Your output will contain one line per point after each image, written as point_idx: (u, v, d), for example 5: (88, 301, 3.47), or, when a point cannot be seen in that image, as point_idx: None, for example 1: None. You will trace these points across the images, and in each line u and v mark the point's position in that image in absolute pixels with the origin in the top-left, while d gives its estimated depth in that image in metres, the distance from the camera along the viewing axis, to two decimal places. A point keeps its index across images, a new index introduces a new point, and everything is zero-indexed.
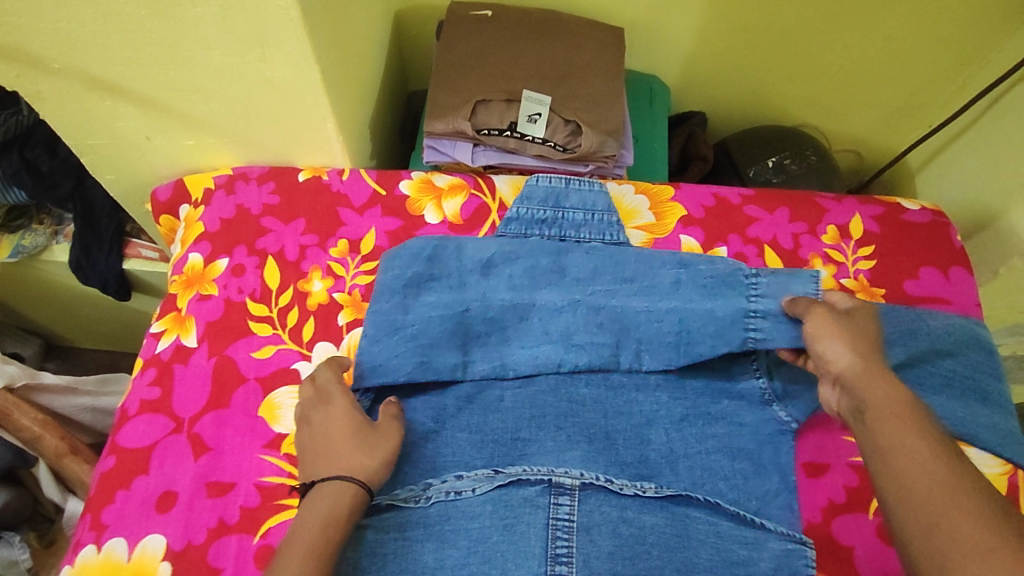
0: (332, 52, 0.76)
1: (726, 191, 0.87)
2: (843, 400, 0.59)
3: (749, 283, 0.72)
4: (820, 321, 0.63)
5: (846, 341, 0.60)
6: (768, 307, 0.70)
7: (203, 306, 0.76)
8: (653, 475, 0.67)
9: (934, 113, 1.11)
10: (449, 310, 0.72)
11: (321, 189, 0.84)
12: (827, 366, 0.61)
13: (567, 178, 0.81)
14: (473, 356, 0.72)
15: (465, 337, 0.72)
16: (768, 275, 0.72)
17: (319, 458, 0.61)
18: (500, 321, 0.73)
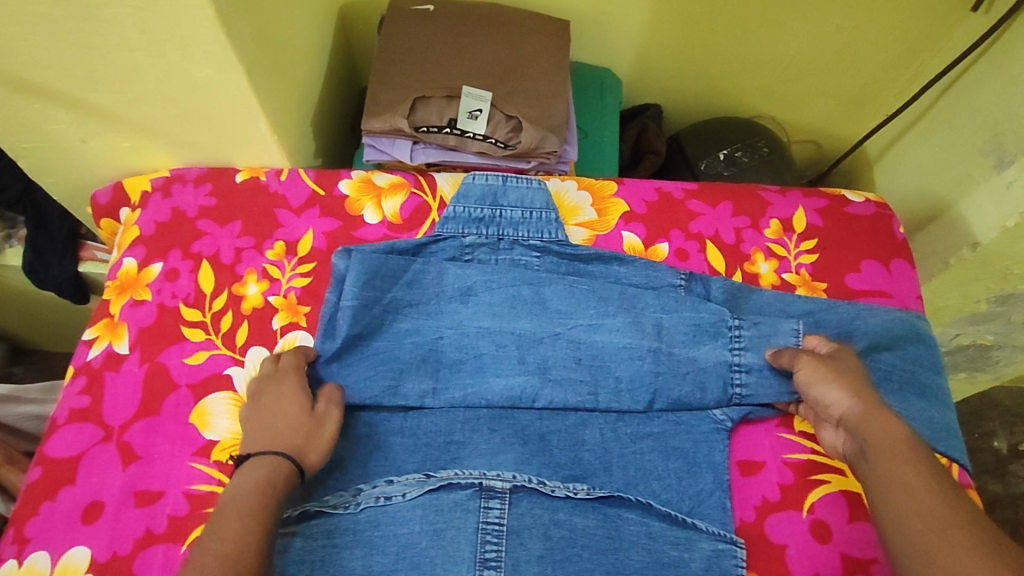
0: (260, 50, 0.74)
1: (669, 185, 0.86)
2: (847, 442, 0.63)
3: (731, 335, 0.73)
4: (808, 366, 0.66)
5: (837, 383, 0.64)
6: (750, 362, 0.71)
7: (135, 311, 0.75)
8: (586, 477, 0.66)
9: (889, 101, 1.11)
10: (423, 339, 0.72)
11: (258, 190, 0.83)
12: (828, 411, 0.64)
13: (505, 176, 0.81)
14: (447, 386, 0.70)
15: (436, 365, 0.71)
16: (749, 327, 0.73)
17: (260, 435, 0.62)
18: (475, 349, 0.72)
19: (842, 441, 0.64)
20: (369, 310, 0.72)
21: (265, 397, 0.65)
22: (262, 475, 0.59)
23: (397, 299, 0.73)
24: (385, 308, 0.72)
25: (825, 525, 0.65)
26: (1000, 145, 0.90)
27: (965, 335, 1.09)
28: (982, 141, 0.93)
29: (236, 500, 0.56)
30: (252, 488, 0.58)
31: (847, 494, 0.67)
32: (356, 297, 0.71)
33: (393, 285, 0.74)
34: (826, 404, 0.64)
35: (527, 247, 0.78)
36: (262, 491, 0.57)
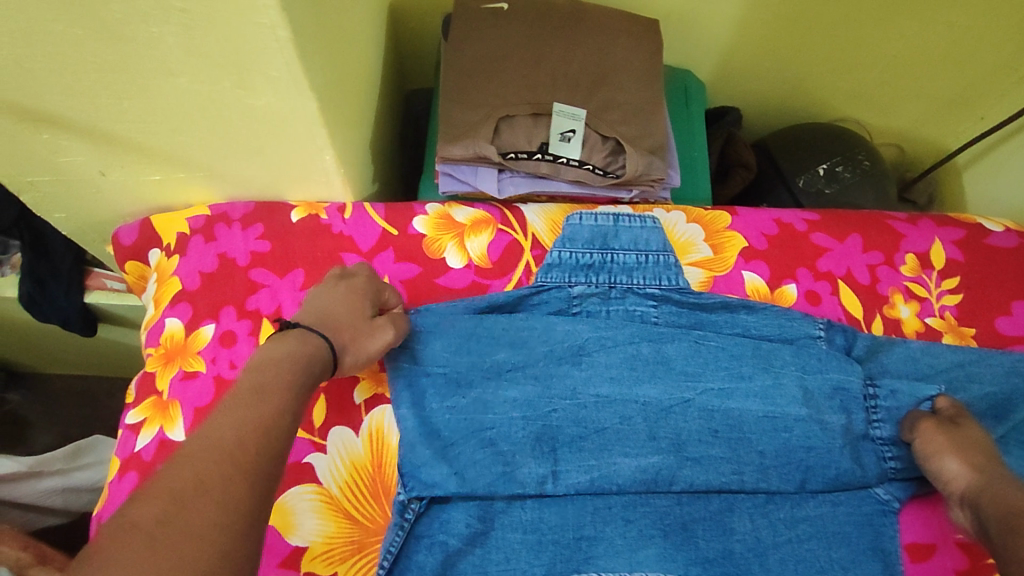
0: (328, 70, 0.61)
1: (788, 215, 0.76)
2: (973, 523, 0.55)
3: (868, 403, 0.65)
4: (923, 434, 0.60)
5: (954, 452, 0.58)
6: (890, 435, 0.64)
7: (187, 387, 0.63)
8: (739, 573, 0.58)
9: (990, 104, 1.01)
10: (534, 413, 0.60)
11: (320, 231, 0.71)
12: (948, 487, 0.58)
13: (615, 214, 0.69)
14: (566, 469, 0.60)
15: (552, 444, 0.60)
16: (886, 395, 0.65)
17: (317, 317, 0.55)
18: (597, 423, 0.61)
19: (967, 522, 0.56)
20: (467, 377, 0.61)
21: (339, 284, 0.59)
22: (304, 347, 0.51)
23: (503, 362, 0.62)
24: (485, 372, 0.62)
25: None
26: None
27: None
28: None
29: (274, 358, 0.49)
30: (301, 356, 0.50)
31: None
32: (449, 362, 0.62)
33: (492, 346, 0.63)
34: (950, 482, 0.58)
35: (642, 296, 0.67)
36: (299, 360, 0.50)
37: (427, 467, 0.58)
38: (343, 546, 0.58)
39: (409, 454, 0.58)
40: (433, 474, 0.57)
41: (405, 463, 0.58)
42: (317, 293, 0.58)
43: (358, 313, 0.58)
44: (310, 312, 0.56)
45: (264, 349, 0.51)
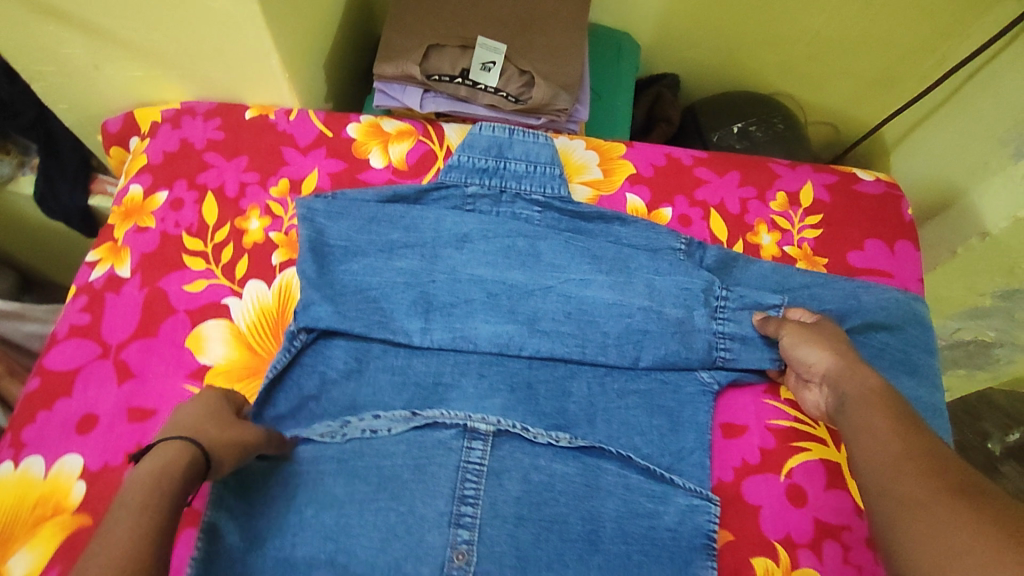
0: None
1: (679, 151, 0.85)
2: (828, 400, 0.66)
3: (715, 304, 0.74)
4: (790, 330, 0.69)
5: (819, 344, 0.67)
6: (733, 331, 0.73)
7: (138, 237, 0.76)
8: (569, 426, 0.69)
9: (910, 85, 1.11)
10: (415, 279, 0.72)
11: (267, 128, 0.83)
12: (811, 370, 0.67)
13: (512, 129, 0.80)
14: (434, 327, 0.71)
15: (428, 306, 0.72)
16: (731, 299, 0.74)
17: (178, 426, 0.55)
18: (465, 295, 0.73)
19: (824, 398, 0.67)
20: (364, 249, 0.73)
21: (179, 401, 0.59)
22: (159, 459, 0.51)
23: (397, 241, 0.74)
24: (381, 248, 0.73)
25: (800, 490, 0.68)
26: (1020, 135, 0.89)
27: (966, 330, 1.09)
28: (1002, 130, 0.92)
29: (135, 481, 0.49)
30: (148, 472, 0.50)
31: (826, 463, 0.69)
32: (351, 238, 0.74)
33: (390, 227, 0.75)
34: (812, 368, 0.67)
35: (529, 201, 0.78)
36: (156, 475, 0.50)
37: (317, 308, 0.69)
38: (242, 367, 0.70)
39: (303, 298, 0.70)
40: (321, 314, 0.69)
41: (301, 304, 0.70)
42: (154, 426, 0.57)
43: (204, 415, 0.57)
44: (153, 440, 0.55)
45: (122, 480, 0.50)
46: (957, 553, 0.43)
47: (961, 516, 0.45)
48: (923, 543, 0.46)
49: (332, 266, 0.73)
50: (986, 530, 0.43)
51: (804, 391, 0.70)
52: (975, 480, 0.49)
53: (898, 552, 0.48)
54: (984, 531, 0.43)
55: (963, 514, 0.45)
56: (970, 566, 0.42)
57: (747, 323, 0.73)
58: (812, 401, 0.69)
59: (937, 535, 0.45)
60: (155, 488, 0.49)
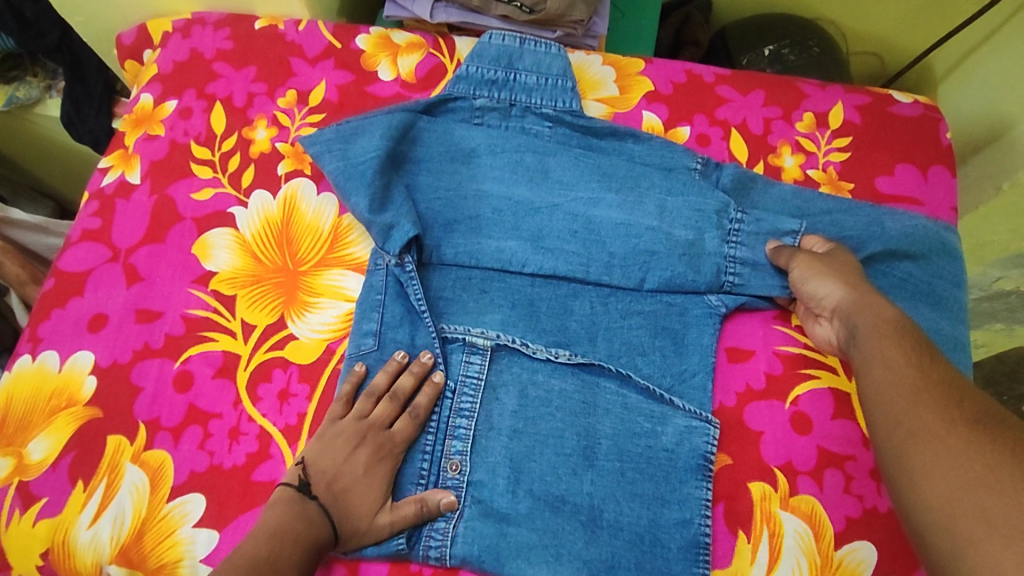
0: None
1: (701, 68, 0.81)
2: (838, 332, 0.60)
3: (731, 227, 0.69)
4: (801, 262, 0.64)
5: (830, 276, 0.61)
6: (746, 255, 0.68)
7: (149, 145, 0.76)
8: (570, 344, 0.66)
9: (965, 8, 1.02)
10: (423, 197, 0.71)
11: (276, 38, 0.82)
12: (822, 304, 0.62)
13: (523, 38, 0.76)
14: (444, 244, 0.69)
15: (434, 223, 0.70)
16: (750, 222, 0.69)
17: (336, 478, 0.58)
18: (472, 211, 0.70)
19: (834, 332, 0.62)
20: (386, 162, 0.70)
21: (357, 450, 0.59)
22: (307, 530, 0.55)
23: (405, 154, 0.71)
24: (397, 162, 0.71)
25: (806, 418, 0.63)
26: None
27: (1010, 280, 0.94)
28: None
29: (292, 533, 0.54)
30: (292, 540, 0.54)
31: (836, 393, 0.64)
32: (379, 145, 0.69)
33: (400, 138, 0.71)
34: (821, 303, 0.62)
35: (539, 116, 0.75)
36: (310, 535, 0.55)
37: (394, 231, 0.66)
38: (245, 275, 0.69)
39: (389, 220, 0.66)
40: (412, 230, 0.66)
41: (383, 233, 0.66)
42: (330, 445, 0.59)
43: (365, 488, 0.58)
44: (324, 468, 0.58)
45: (266, 515, 0.56)
46: (974, 489, 0.40)
47: (982, 449, 0.41)
48: (939, 476, 0.42)
49: (378, 180, 0.68)
50: (1009, 466, 0.40)
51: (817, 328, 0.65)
52: (995, 410, 0.45)
53: (909, 487, 0.44)
54: (1009, 467, 0.40)
55: (985, 448, 0.41)
56: (991, 503, 0.39)
57: (761, 249, 0.69)
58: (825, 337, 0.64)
59: (954, 469, 0.42)
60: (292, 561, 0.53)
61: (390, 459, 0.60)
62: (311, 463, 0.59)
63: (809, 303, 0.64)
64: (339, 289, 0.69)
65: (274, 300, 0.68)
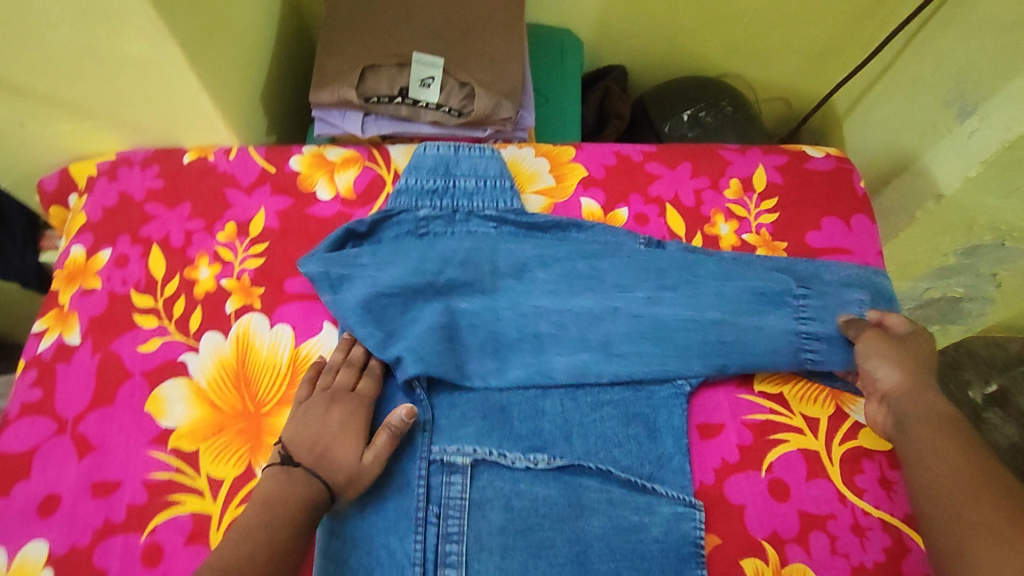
0: (189, 9, 0.69)
1: (628, 148, 0.85)
2: (886, 418, 0.64)
3: (798, 303, 0.70)
4: (869, 338, 0.66)
5: (891, 359, 0.65)
6: (817, 330, 0.69)
7: (85, 300, 0.73)
8: (547, 446, 0.66)
9: (855, 52, 1.11)
10: (439, 320, 0.69)
11: (207, 170, 0.81)
12: (875, 385, 0.65)
13: (457, 145, 0.79)
14: (510, 365, 0.70)
15: (455, 343, 0.70)
16: (815, 296, 0.70)
17: (315, 438, 0.63)
18: (533, 329, 0.71)
19: (880, 416, 0.65)
20: (419, 294, 0.71)
21: (331, 410, 0.64)
22: (297, 488, 0.59)
23: (452, 278, 0.72)
24: (437, 290, 0.71)
25: (783, 484, 0.65)
26: (962, 94, 0.88)
27: (936, 289, 1.15)
28: (945, 91, 0.92)
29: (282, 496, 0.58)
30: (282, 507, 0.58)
31: (806, 453, 0.67)
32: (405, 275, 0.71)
33: (443, 264, 0.72)
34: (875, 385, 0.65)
35: (483, 218, 0.76)
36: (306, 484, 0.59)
37: (405, 359, 0.67)
38: (206, 426, 0.67)
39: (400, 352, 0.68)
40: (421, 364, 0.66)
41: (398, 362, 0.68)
42: (304, 418, 0.64)
43: (345, 439, 0.63)
44: (302, 440, 0.62)
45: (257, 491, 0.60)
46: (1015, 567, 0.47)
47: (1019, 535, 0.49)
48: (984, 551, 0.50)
49: (389, 321, 0.70)
50: None
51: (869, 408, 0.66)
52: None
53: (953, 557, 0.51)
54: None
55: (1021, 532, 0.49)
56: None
57: (831, 320, 0.69)
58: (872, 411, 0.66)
59: (997, 548, 0.49)
60: (286, 519, 0.57)
61: (360, 410, 0.65)
62: (289, 441, 0.63)
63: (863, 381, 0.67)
64: None
65: (240, 447, 0.66)
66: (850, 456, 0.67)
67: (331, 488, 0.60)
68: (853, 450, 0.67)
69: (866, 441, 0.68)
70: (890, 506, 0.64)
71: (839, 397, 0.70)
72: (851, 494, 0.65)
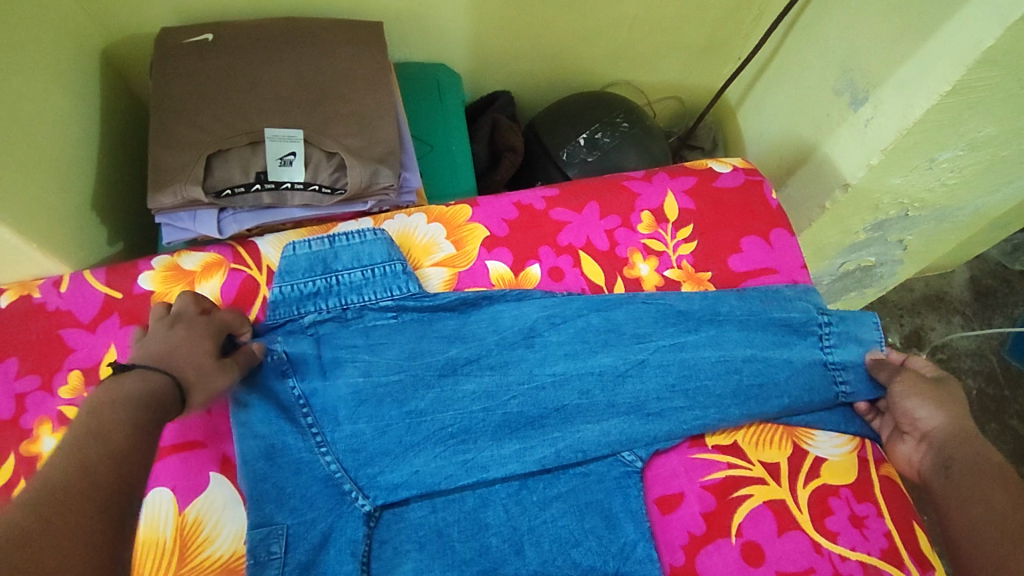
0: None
1: (527, 196, 0.77)
2: (924, 458, 0.62)
3: (822, 333, 0.68)
4: (907, 379, 0.64)
5: (935, 401, 0.63)
6: (845, 359, 0.67)
7: None
8: (497, 567, 0.57)
9: (738, 44, 1.09)
10: (460, 410, 0.64)
11: (33, 311, 0.67)
12: (914, 423, 0.63)
13: (330, 237, 0.69)
14: (531, 445, 0.63)
15: (467, 433, 0.63)
16: (839, 322, 0.69)
17: (163, 349, 0.53)
18: (557, 402, 0.65)
19: (919, 454, 0.63)
20: (421, 380, 0.64)
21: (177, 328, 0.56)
22: (143, 385, 0.49)
23: (455, 357, 0.65)
24: (442, 370, 0.65)
25: (756, 547, 0.59)
26: (852, 82, 0.86)
27: (850, 262, 1.15)
28: (833, 79, 0.90)
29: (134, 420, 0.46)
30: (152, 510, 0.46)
31: (772, 505, 0.61)
32: (404, 369, 0.64)
33: (446, 344, 0.66)
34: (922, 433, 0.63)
35: (379, 310, 0.66)
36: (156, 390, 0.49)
37: (385, 473, 0.61)
38: None
39: (387, 458, 0.61)
40: (406, 487, 0.61)
41: (371, 475, 0.60)
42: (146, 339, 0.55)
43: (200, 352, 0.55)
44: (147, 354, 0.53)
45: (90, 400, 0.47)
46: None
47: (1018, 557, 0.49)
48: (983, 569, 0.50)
49: (386, 410, 0.63)
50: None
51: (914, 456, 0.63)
52: None
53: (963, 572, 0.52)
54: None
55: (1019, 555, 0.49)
56: None
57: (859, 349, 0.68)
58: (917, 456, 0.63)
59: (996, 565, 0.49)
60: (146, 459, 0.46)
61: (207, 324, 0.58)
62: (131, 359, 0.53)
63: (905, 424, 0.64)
64: None
65: None
66: (817, 497, 0.62)
67: (182, 383, 0.52)
68: (818, 489, 0.63)
69: (829, 477, 0.63)
70: (866, 545, 0.60)
71: (795, 433, 0.66)
72: (826, 540, 0.60)
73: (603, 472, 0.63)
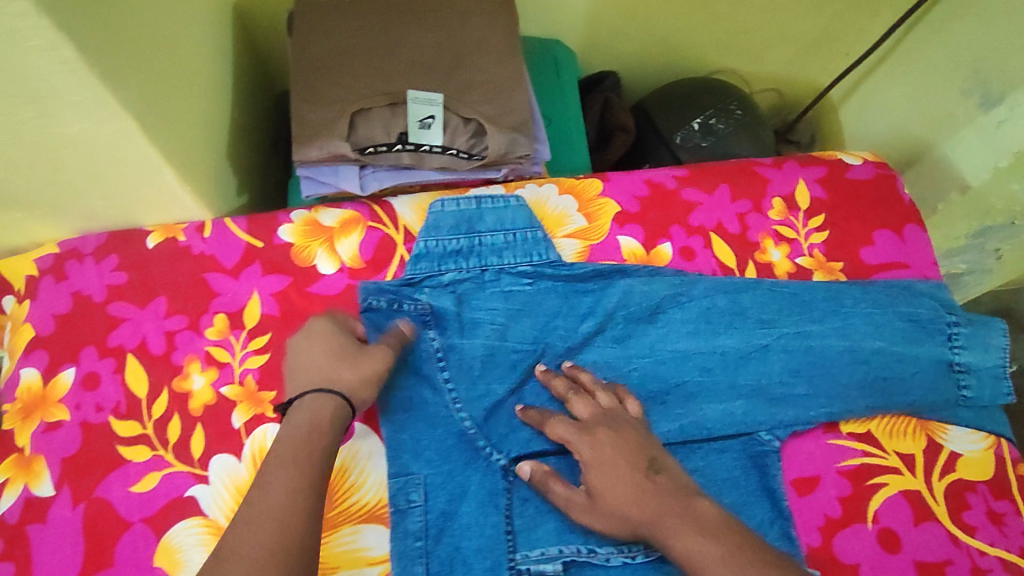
0: (139, 72, 0.55)
1: (658, 174, 0.77)
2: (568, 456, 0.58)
3: (950, 332, 0.67)
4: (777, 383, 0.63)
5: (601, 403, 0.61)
6: (971, 360, 0.66)
7: (52, 439, 0.59)
8: None
9: (851, 40, 1.08)
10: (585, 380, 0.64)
11: (180, 253, 0.68)
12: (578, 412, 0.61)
13: (477, 198, 0.70)
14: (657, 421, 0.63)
15: None
16: (968, 323, 0.67)
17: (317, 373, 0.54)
18: (678, 377, 0.65)
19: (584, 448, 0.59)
20: (551, 347, 0.65)
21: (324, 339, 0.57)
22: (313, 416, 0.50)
23: (587, 327, 0.66)
24: (571, 341, 0.65)
25: (893, 535, 0.60)
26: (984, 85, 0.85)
27: None
28: (961, 81, 0.89)
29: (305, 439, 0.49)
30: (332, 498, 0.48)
31: (909, 495, 0.62)
32: (537, 336, 0.65)
33: (576, 315, 0.66)
34: (659, 496, 0.54)
35: (515, 275, 0.67)
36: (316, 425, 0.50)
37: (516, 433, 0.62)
38: None
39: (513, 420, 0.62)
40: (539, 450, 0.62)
41: (502, 436, 0.61)
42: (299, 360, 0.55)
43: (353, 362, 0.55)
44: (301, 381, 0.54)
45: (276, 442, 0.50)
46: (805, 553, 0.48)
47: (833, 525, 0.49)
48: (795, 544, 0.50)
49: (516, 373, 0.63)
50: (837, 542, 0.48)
51: (676, 532, 0.51)
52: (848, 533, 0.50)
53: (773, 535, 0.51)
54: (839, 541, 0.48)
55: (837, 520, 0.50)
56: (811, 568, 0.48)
57: (986, 350, 0.67)
58: (678, 532, 0.51)
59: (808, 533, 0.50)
60: None
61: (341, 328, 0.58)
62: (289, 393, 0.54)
63: (633, 460, 0.56)
64: (357, 552, 0.56)
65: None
66: (953, 491, 0.62)
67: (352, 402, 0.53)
68: (954, 483, 0.63)
69: (964, 472, 0.63)
70: (1004, 542, 0.60)
71: (928, 428, 0.65)
72: (962, 534, 0.60)
73: (732, 448, 0.63)
